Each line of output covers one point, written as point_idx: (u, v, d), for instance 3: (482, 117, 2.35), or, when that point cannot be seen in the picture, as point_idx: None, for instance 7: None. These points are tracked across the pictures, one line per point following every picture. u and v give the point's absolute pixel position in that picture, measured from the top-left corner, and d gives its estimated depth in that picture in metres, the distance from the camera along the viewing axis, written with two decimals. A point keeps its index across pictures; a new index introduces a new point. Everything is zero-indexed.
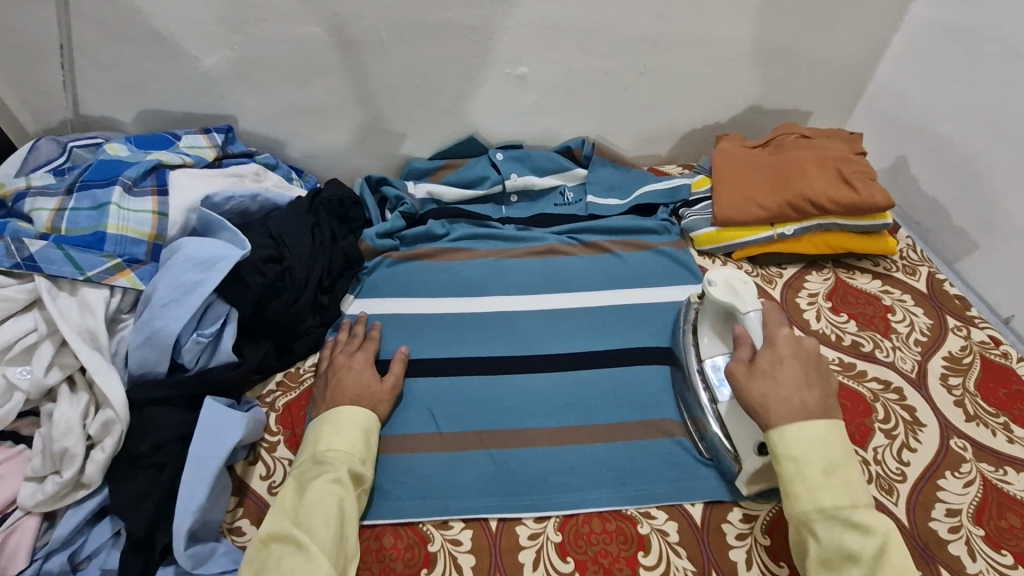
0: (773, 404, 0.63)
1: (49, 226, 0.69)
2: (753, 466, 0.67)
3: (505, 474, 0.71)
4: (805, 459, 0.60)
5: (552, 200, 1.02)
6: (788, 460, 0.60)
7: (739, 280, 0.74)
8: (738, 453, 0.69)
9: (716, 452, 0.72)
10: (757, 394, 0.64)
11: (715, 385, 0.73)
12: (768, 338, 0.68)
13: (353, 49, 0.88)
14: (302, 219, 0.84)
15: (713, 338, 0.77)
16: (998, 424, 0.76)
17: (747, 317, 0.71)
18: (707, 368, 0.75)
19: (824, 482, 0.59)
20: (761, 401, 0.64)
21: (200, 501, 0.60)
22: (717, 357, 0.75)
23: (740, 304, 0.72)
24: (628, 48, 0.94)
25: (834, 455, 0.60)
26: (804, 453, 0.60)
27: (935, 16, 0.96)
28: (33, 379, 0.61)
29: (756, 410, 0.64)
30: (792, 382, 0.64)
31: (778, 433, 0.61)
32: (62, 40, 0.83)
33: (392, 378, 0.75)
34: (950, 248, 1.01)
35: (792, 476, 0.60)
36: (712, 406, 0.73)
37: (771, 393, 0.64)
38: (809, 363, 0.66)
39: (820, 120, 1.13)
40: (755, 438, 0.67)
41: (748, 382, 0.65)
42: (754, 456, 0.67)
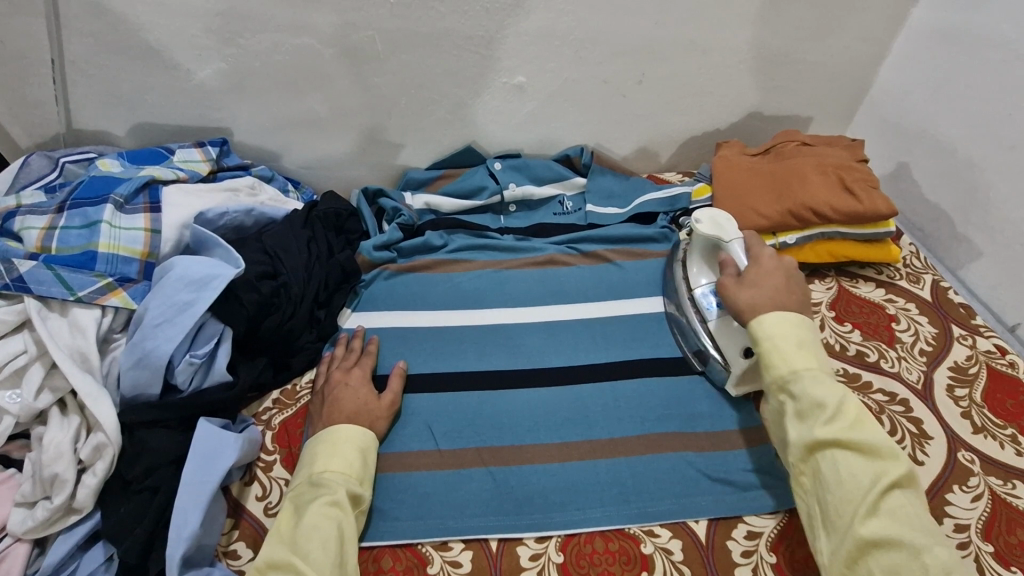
0: (759, 305, 0.68)
1: (38, 245, 0.68)
2: (741, 367, 0.75)
3: (505, 492, 0.70)
4: (780, 336, 0.64)
5: (551, 210, 1.01)
6: (764, 337, 0.65)
7: (724, 217, 0.77)
8: (728, 360, 0.77)
9: (708, 363, 0.80)
10: (746, 300, 0.68)
11: (704, 308, 0.80)
12: (753, 259, 0.73)
13: (348, 60, 0.87)
14: (297, 234, 0.83)
15: (701, 268, 0.83)
16: (1005, 436, 0.75)
17: (730, 245, 0.76)
18: (697, 295, 0.81)
19: (795, 349, 0.63)
20: (749, 304, 0.68)
21: (193, 527, 0.59)
22: (706, 284, 0.81)
23: (723, 234, 0.76)
24: (627, 56, 0.93)
25: (805, 330, 0.65)
26: (777, 324, 0.65)
27: (935, 21, 0.95)
28: (23, 403, 0.59)
29: (744, 312, 0.68)
30: (777, 287, 0.69)
31: (758, 318, 0.66)
32: (53, 54, 0.82)
33: (390, 395, 0.74)
34: (953, 255, 0.99)
35: (769, 350, 0.64)
36: (702, 324, 0.80)
37: (756, 298, 0.68)
38: (790, 273, 0.71)
39: (821, 126, 1.12)
40: (741, 344, 0.75)
41: (737, 290, 0.70)
42: (740, 358, 0.75)
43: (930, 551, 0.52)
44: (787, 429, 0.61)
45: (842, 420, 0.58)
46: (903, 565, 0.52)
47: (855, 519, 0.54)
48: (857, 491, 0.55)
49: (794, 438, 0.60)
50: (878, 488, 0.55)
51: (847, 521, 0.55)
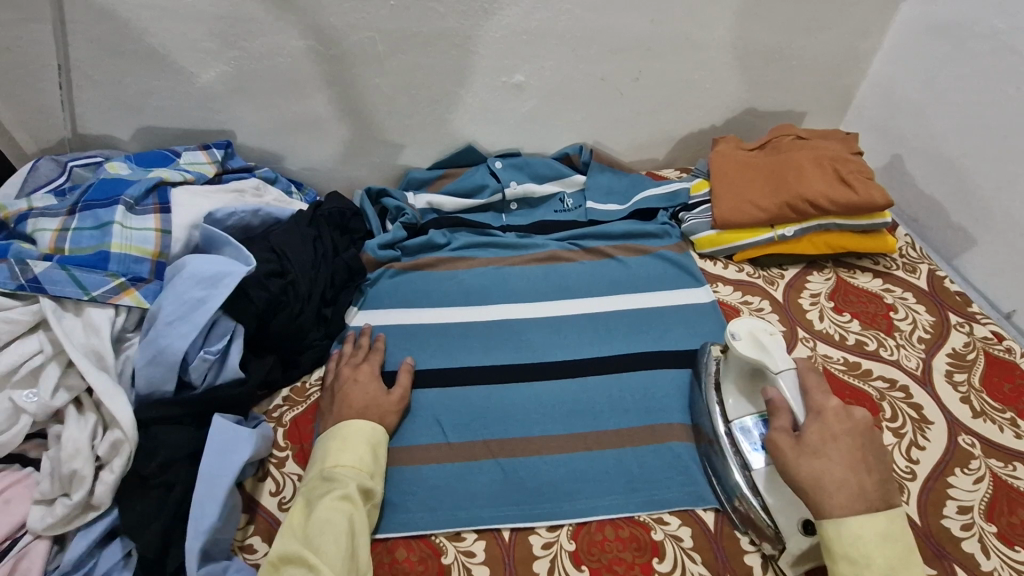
0: (827, 490, 0.58)
1: (52, 247, 0.69)
2: (799, 546, 0.63)
3: (516, 483, 0.71)
4: (865, 560, 0.56)
5: (551, 207, 1.03)
6: (844, 559, 0.56)
7: (765, 332, 0.69)
8: (782, 531, 0.64)
9: (753, 527, 0.67)
10: (808, 476, 0.59)
11: (748, 451, 0.69)
12: (812, 411, 0.63)
13: (349, 62, 0.88)
14: (304, 233, 0.83)
15: (739, 395, 0.72)
16: (1005, 419, 0.77)
17: (780, 377, 0.66)
18: (735, 431, 0.70)
19: None
20: (812, 484, 0.59)
21: (211, 521, 0.59)
22: (746, 419, 0.71)
23: (771, 362, 0.67)
24: (623, 54, 0.95)
25: (896, 552, 0.56)
26: (858, 553, 0.56)
27: (925, 16, 0.97)
28: (40, 401, 0.60)
29: (808, 492, 0.59)
30: (846, 462, 0.59)
31: (831, 529, 0.57)
32: (60, 60, 0.83)
33: (400, 390, 0.75)
34: (949, 245, 1.01)
35: None
36: (744, 472, 0.68)
37: (821, 475, 0.59)
38: (861, 442, 0.60)
39: (815, 121, 1.14)
40: (798, 515, 0.64)
41: (795, 459, 0.60)
42: (798, 534, 0.63)
43: None
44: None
45: None
46: None
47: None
48: None
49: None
50: None
51: None
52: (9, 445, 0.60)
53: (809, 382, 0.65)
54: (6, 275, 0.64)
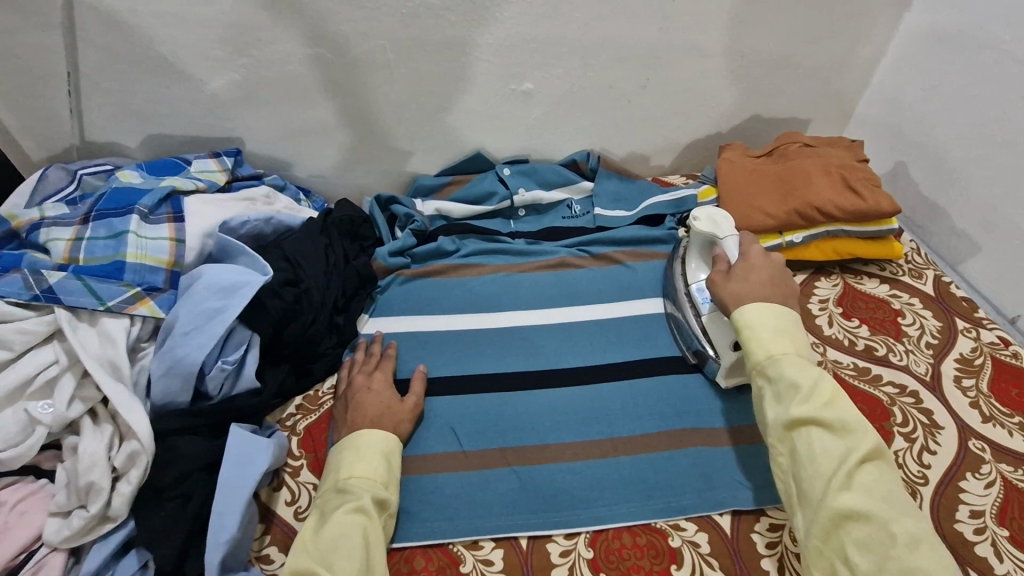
0: (742, 299, 0.70)
1: (65, 257, 0.68)
2: (729, 359, 0.77)
3: (531, 491, 0.71)
4: (760, 322, 0.67)
5: (559, 213, 1.03)
6: (744, 323, 0.67)
7: (721, 215, 0.81)
8: (718, 352, 0.78)
9: (702, 357, 0.81)
10: (731, 293, 0.71)
11: (698, 302, 0.82)
12: (742, 255, 0.76)
13: (359, 69, 0.88)
14: (316, 241, 0.83)
15: (698, 263, 0.85)
16: (1013, 424, 0.78)
17: (725, 241, 0.79)
18: (691, 289, 0.83)
19: (773, 335, 0.66)
20: (732, 299, 0.71)
21: (230, 533, 0.59)
22: (703, 280, 0.83)
23: (718, 231, 0.80)
24: (631, 62, 0.96)
25: (785, 317, 0.68)
26: (753, 314, 0.67)
27: (928, 24, 0.98)
28: (56, 413, 0.60)
29: (729, 305, 0.71)
30: (762, 281, 0.71)
31: (737, 312, 0.69)
32: (69, 68, 0.82)
33: (413, 398, 0.75)
34: (953, 250, 1.02)
35: (749, 335, 0.67)
36: (695, 319, 0.82)
37: (740, 290, 0.71)
38: (778, 270, 0.73)
39: (819, 127, 1.15)
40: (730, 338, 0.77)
41: (720, 285, 0.73)
42: (729, 352, 0.77)
43: (897, 522, 0.53)
44: (766, 411, 0.63)
45: (816, 397, 0.60)
46: (874, 538, 0.53)
47: (827, 493, 0.56)
48: (828, 465, 0.57)
49: (773, 419, 0.62)
50: (848, 462, 0.56)
51: (820, 495, 0.57)
52: (25, 457, 0.59)
53: (745, 241, 0.78)
54: (20, 286, 0.64)
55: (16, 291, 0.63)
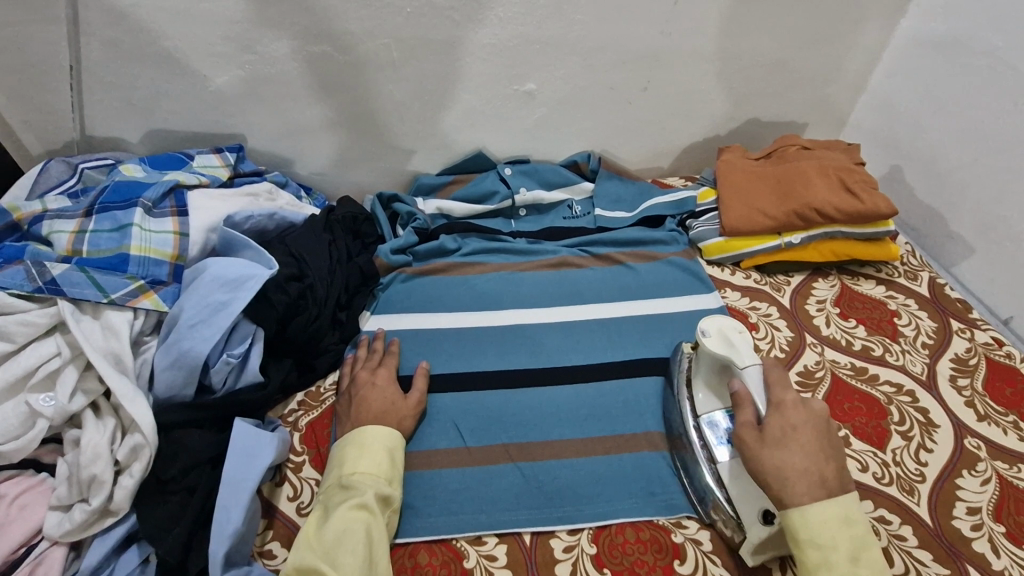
0: (790, 482, 0.59)
1: (70, 249, 0.68)
2: (759, 536, 0.63)
3: (534, 487, 0.71)
4: (831, 546, 0.57)
5: (560, 213, 1.04)
6: (812, 546, 0.57)
7: (734, 331, 0.71)
8: (742, 521, 0.65)
9: (717, 516, 0.68)
10: (772, 464, 0.60)
11: (713, 444, 0.70)
12: (772, 399, 0.64)
13: (363, 68, 0.88)
14: (319, 237, 0.83)
15: (707, 393, 0.74)
16: (1008, 422, 0.79)
17: (744, 372, 0.68)
18: (703, 424, 0.71)
19: (850, 571, 0.56)
20: (774, 477, 0.60)
21: (235, 526, 0.59)
22: (713, 413, 0.72)
23: (737, 358, 0.69)
24: (632, 65, 0.97)
25: (857, 530, 0.58)
26: (819, 542, 0.57)
27: (923, 31, 1.00)
28: (58, 405, 0.59)
29: (773, 485, 0.59)
30: (809, 450, 0.60)
31: (795, 527, 0.58)
32: (71, 61, 0.82)
33: (416, 394, 0.75)
34: (947, 253, 1.04)
35: (817, 564, 0.57)
36: (710, 465, 0.69)
37: (784, 463, 0.59)
38: (822, 429, 0.62)
39: (815, 132, 1.17)
40: (759, 505, 0.64)
41: (759, 453, 0.61)
42: (759, 524, 0.63)
43: None
44: None
45: None
46: None
47: None
48: None
49: None
50: None
51: None
52: (27, 449, 0.59)
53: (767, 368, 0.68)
54: (22, 278, 0.63)
55: (18, 283, 0.63)
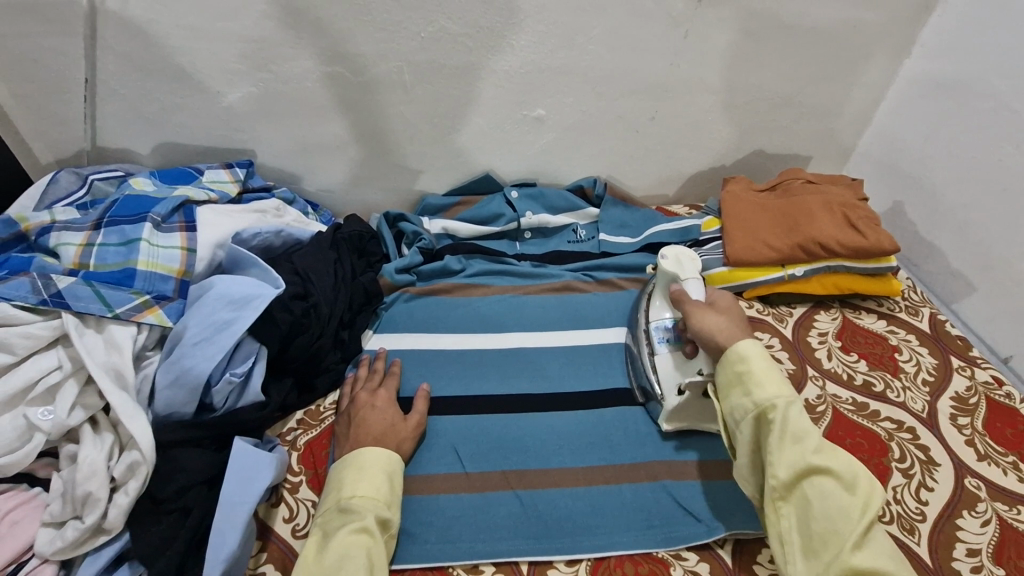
0: (726, 332, 0.70)
1: (76, 262, 0.68)
2: (673, 404, 0.76)
3: (533, 515, 0.71)
4: (762, 359, 0.65)
5: (565, 237, 1.04)
6: (748, 360, 0.65)
7: (688, 256, 0.82)
8: (663, 395, 0.78)
9: (649, 400, 0.80)
10: (713, 327, 0.71)
11: (654, 342, 0.81)
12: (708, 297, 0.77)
13: (375, 89, 0.89)
14: (325, 255, 0.83)
15: (663, 302, 0.84)
16: (1008, 463, 0.79)
17: (687, 282, 0.79)
18: (651, 328, 0.82)
19: (775, 376, 0.64)
20: (711, 329, 0.71)
21: (230, 549, 0.59)
22: (665, 319, 0.82)
23: (682, 273, 0.80)
24: (640, 94, 0.98)
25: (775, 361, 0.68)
26: (762, 356, 0.66)
27: (927, 71, 1.02)
28: (56, 420, 0.59)
29: (714, 334, 0.70)
30: (742, 323, 0.72)
31: (741, 346, 0.67)
32: (87, 74, 0.82)
33: (416, 416, 0.75)
34: (949, 290, 1.05)
35: (751, 372, 0.65)
36: (649, 357, 0.81)
37: (722, 324, 0.71)
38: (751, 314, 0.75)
39: (819, 164, 1.18)
40: (675, 382, 0.77)
41: (702, 314, 0.73)
42: (675, 395, 0.76)
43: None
44: (771, 456, 0.60)
45: (825, 447, 0.60)
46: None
47: (841, 549, 0.55)
48: (847, 524, 0.56)
49: (780, 462, 0.59)
50: (865, 516, 0.56)
51: (834, 552, 0.55)
52: (21, 464, 0.58)
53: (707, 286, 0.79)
54: (27, 289, 0.63)
55: (23, 294, 0.63)
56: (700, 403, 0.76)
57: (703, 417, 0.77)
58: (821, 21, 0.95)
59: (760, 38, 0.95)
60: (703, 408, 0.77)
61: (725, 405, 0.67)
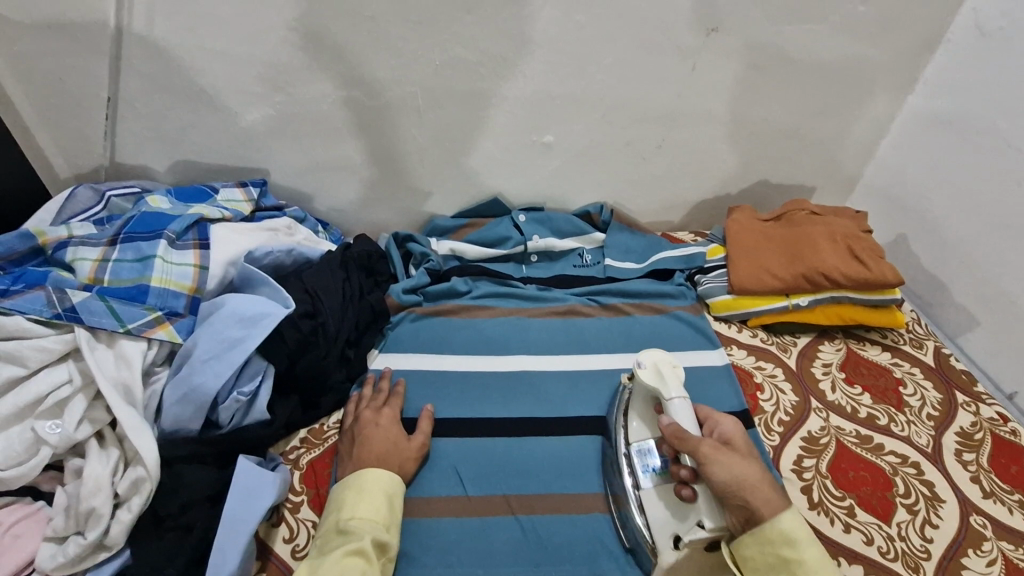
0: (756, 487, 0.63)
1: (91, 277, 0.70)
2: (672, 561, 0.64)
3: (534, 542, 0.70)
4: (809, 545, 0.60)
5: (571, 261, 1.05)
6: (796, 546, 0.60)
7: (669, 365, 0.75)
8: (656, 545, 0.66)
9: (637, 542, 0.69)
10: (737, 478, 0.63)
11: (639, 472, 0.72)
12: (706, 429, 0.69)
13: (389, 112, 0.91)
14: (334, 275, 0.84)
15: (643, 422, 0.76)
16: (1013, 501, 0.78)
17: (672, 404, 0.71)
18: (634, 453, 0.74)
19: (821, 565, 0.60)
20: (743, 485, 0.62)
21: (228, 569, 0.59)
22: (646, 442, 0.74)
23: (665, 389, 0.72)
24: (649, 123, 1.00)
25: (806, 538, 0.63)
26: (809, 539, 0.61)
27: (930, 107, 1.03)
28: (64, 434, 0.59)
29: (741, 491, 0.62)
30: (754, 466, 0.65)
31: (787, 523, 0.61)
32: (109, 92, 0.85)
33: (420, 437, 0.75)
34: (953, 324, 1.05)
35: (803, 563, 0.59)
36: (634, 491, 0.71)
37: (745, 474, 0.63)
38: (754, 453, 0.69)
39: (824, 196, 1.20)
40: (671, 529, 0.66)
41: (726, 459, 0.64)
42: (670, 549, 0.65)
43: None
44: None
45: None
46: None
47: None
48: None
49: None
50: None
51: None
52: (27, 477, 0.59)
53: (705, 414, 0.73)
54: (42, 303, 0.64)
55: (38, 308, 0.64)
56: (700, 558, 0.65)
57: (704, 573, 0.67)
58: (827, 58, 0.97)
59: (767, 73, 0.97)
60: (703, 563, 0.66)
61: None
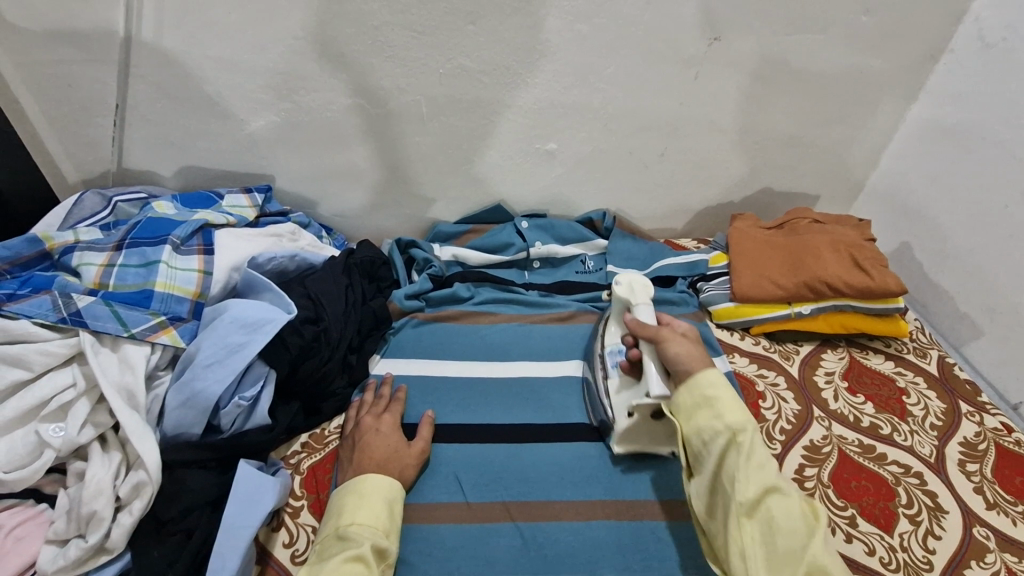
0: (697, 361, 0.72)
1: (96, 281, 0.70)
2: (623, 425, 0.76)
3: (533, 549, 0.70)
4: (728, 391, 0.68)
5: (573, 267, 1.05)
6: (715, 390, 0.68)
7: (640, 284, 0.83)
8: (614, 417, 0.78)
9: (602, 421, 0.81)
10: (681, 355, 0.72)
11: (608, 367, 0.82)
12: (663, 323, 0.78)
13: (393, 120, 0.92)
14: (337, 280, 0.85)
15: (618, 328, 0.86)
16: (1017, 512, 0.77)
17: (638, 307, 0.80)
18: (607, 353, 0.84)
19: (735, 402, 0.67)
20: (687, 357, 0.71)
21: (228, 574, 0.59)
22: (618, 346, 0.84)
23: (633, 298, 0.82)
24: (651, 132, 1.00)
25: None
26: (728, 386, 0.68)
27: (934, 117, 1.03)
28: (67, 437, 0.60)
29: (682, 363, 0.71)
30: (699, 349, 0.74)
31: (710, 374, 0.69)
32: (117, 100, 0.86)
33: (421, 443, 0.76)
34: (957, 333, 1.04)
35: (719, 399, 0.67)
36: (603, 381, 0.82)
37: (689, 352, 0.72)
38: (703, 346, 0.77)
39: (827, 204, 1.19)
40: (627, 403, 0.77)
41: (675, 339, 0.73)
42: (624, 417, 0.77)
43: None
44: (737, 473, 0.61)
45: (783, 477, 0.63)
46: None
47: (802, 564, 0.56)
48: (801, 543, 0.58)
49: (743, 487, 0.60)
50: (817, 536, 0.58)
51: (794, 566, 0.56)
52: (29, 480, 0.59)
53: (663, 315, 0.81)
54: (48, 307, 0.65)
55: (44, 312, 0.64)
56: (649, 426, 0.76)
57: (655, 440, 0.78)
58: (830, 69, 0.98)
59: (770, 82, 0.97)
60: (653, 430, 0.77)
61: (690, 426, 0.67)
